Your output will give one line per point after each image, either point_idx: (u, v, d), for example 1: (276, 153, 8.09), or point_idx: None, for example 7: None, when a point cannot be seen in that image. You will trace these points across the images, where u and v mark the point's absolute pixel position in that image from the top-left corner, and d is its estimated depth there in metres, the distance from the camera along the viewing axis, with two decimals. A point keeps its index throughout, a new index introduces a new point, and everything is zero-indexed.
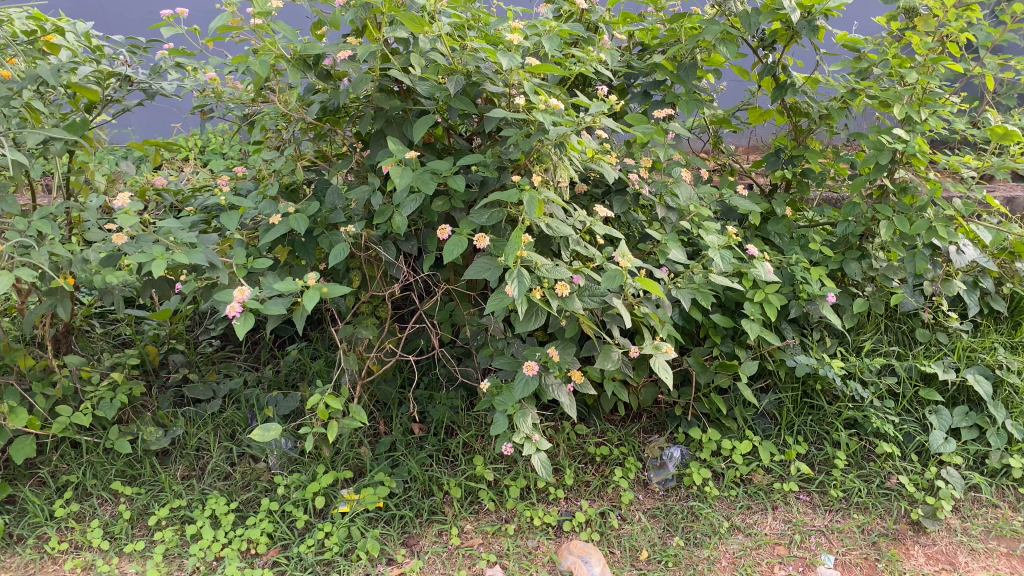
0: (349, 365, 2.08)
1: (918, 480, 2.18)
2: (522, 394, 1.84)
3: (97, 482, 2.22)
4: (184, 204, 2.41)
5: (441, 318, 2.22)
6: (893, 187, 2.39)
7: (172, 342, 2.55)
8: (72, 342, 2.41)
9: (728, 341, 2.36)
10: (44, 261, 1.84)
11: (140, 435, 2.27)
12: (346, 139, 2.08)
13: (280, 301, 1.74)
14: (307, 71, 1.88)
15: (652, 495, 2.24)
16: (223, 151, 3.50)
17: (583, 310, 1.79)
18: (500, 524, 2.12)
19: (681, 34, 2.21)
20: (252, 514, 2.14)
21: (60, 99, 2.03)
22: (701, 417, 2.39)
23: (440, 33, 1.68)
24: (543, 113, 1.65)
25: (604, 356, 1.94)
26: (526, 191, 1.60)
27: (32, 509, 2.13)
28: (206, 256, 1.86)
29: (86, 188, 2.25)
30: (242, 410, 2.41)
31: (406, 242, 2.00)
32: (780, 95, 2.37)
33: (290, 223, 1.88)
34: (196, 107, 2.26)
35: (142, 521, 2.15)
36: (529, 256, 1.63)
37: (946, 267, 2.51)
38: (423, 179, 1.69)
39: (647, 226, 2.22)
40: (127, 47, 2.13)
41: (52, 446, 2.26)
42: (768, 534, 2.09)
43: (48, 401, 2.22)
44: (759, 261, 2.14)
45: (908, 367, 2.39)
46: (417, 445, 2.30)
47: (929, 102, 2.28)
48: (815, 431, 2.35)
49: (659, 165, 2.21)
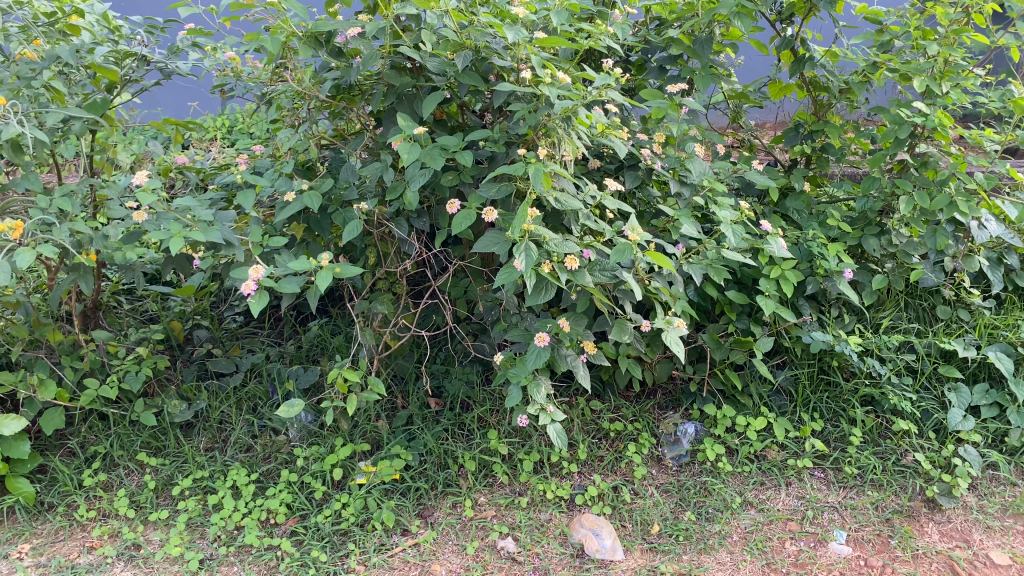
0: (365, 339, 2.11)
1: (935, 458, 2.17)
2: (535, 365, 1.86)
3: (123, 453, 2.29)
4: (207, 182, 2.44)
5: (456, 295, 2.23)
6: (914, 162, 2.34)
7: (196, 317, 2.63)
8: (100, 318, 2.48)
9: (744, 318, 2.36)
10: (67, 238, 1.88)
11: (165, 408, 2.34)
12: (362, 116, 2.08)
13: (293, 279, 1.75)
14: (318, 48, 1.88)
15: (665, 471, 2.24)
16: (248, 130, 3.53)
17: (593, 284, 1.79)
18: (513, 496, 2.15)
19: (698, 8, 2.15)
20: (272, 485, 2.19)
21: (82, 79, 2.06)
22: (717, 394, 2.39)
23: (447, 9, 1.65)
24: (549, 87, 1.61)
25: (619, 329, 1.93)
26: (532, 164, 1.58)
27: (61, 478, 2.21)
28: (223, 234, 1.87)
29: (110, 166, 2.29)
30: (263, 384, 2.47)
31: (418, 219, 2.00)
32: (798, 69, 2.35)
33: (304, 201, 1.89)
34: (215, 88, 2.28)
35: (166, 491, 2.21)
36: (537, 230, 1.63)
37: (968, 242, 2.43)
38: (432, 156, 1.69)
39: (662, 202, 2.18)
40: (144, 26, 2.13)
41: (81, 418, 2.34)
42: (780, 510, 2.10)
43: (77, 373, 2.30)
44: (774, 238, 2.11)
45: (928, 345, 2.36)
46: (434, 420, 2.34)
47: (952, 75, 2.22)
48: (832, 408, 2.34)
49: (673, 140, 2.17)
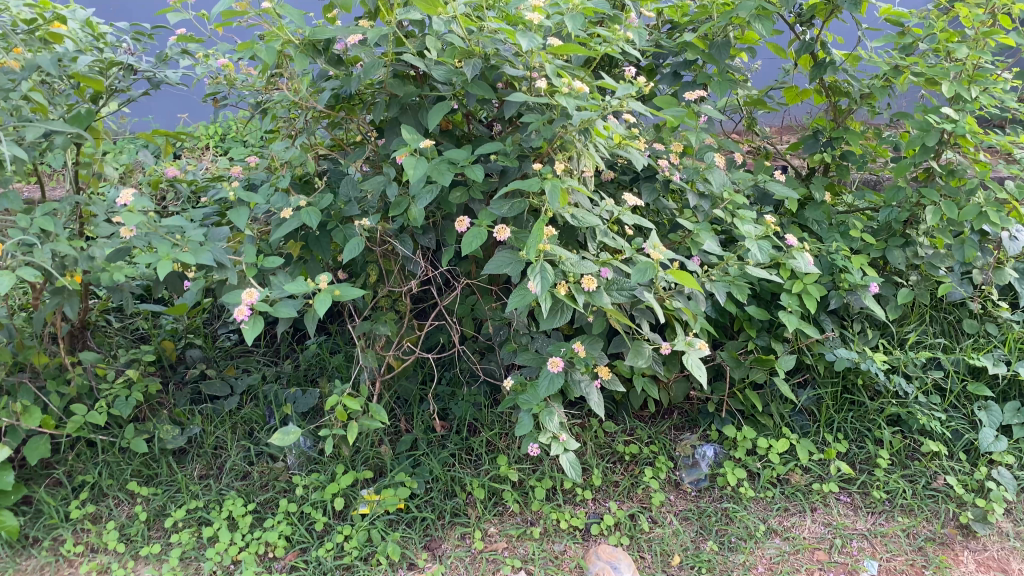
0: (367, 362, 2.00)
1: (967, 481, 2.07)
2: (548, 392, 1.75)
3: (113, 483, 2.17)
4: (200, 195, 2.33)
5: (463, 313, 2.10)
6: (940, 170, 2.23)
7: (189, 336, 2.51)
8: (88, 338, 2.36)
9: (764, 334, 2.25)
10: (49, 260, 1.76)
11: (156, 434, 2.22)
12: (363, 127, 1.96)
13: (290, 303, 1.63)
14: (316, 56, 1.76)
15: (684, 496, 2.13)
16: (241, 136, 3.42)
17: (611, 305, 1.67)
18: (525, 527, 2.03)
19: (714, 10, 2.09)
20: (270, 516, 2.08)
21: (66, 89, 1.94)
22: (736, 414, 2.28)
23: (455, 14, 1.53)
24: (565, 97, 1.49)
25: (636, 352, 1.81)
26: (548, 179, 1.48)
27: (47, 511, 2.09)
28: (214, 255, 1.75)
29: (96, 180, 2.17)
30: (260, 408, 2.36)
31: (424, 236, 1.89)
32: (819, 74, 2.23)
33: (302, 217, 1.77)
34: (207, 96, 2.15)
35: (159, 523, 2.10)
36: (553, 249, 1.53)
37: (997, 253, 2.32)
38: (439, 170, 1.58)
39: (678, 215, 2.06)
40: (130, 34, 2.03)
41: (67, 445, 2.21)
42: (806, 538, 1.99)
43: (63, 399, 2.17)
44: (800, 252, 2.00)
45: (955, 360, 2.25)
46: (440, 444, 2.22)
47: (981, 79, 2.11)
48: (857, 429, 2.23)
49: (690, 150, 2.07)
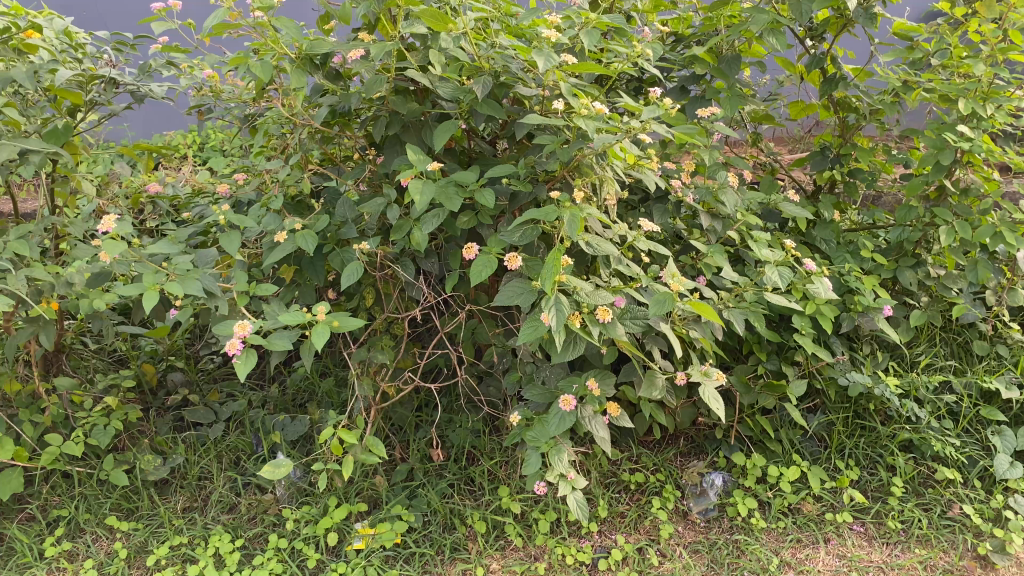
0: (363, 391, 1.90)
1: (984, 509, 2.01)
2: (557, 431, 1.64)
3: (90, 517, 2.04)
4: (182, 211, 2.22)
5: (465, 338, 2.02)
6: (954, 189, 2.17)
7: (170, 359, 2.41)
8: (64, 363, 2.23)
9: (775, 358, 2.17)
10: (23, 286, 1.65)
11: (137, 465, 2.10)
12: (360, 144, 1.87)
13: (285, 333, 1.52)
14: (314, 71, 1.68)
15: (692, 527, 2.04)
16: (220, 147, 3.33)
17: (625, 335, 1.58)
18: (529, 562, 1.93)
19: (720, 24, 2.02)
20: (260, 552, 1.96)
21: (41, 101, 1.82)
22: (744, 441, 2.20)
23: (466, 30, 1.46)
24: (584, 119, 1.40)
25: (649, 384, 1.72)
26: (566, 208, 1.39)
27: (20, 548, 1.95)
28: (203, 283, 1.63)
29: (73, 198, 2.06)
30: (246, 436, 2.24)
31: (426, 260, 1.79)
32: (830, 90, 2.16)
33: (297, 241, 1.66)
34: (191, 108, 2.05)
35: (139, 560, 1.96)
36: (568, 280, 1.43)
37: (1009, 274, 2.28)
38: (447, 194, 1.47)
39: (690, 235, 2.01)
40: (112, 45, 1.92)
41: (42, 477, 2.08)
42: (821, 570, 1.89)
43: (37, 429, 2.04)
44: (819, 277, 1.90)
45: (967, 384, 2.21)
46: (437, 474, 2.13)
47: (995, 96, 2.05)
48: (868, 455, 2.17)
49: (702, 169, 1.99)
